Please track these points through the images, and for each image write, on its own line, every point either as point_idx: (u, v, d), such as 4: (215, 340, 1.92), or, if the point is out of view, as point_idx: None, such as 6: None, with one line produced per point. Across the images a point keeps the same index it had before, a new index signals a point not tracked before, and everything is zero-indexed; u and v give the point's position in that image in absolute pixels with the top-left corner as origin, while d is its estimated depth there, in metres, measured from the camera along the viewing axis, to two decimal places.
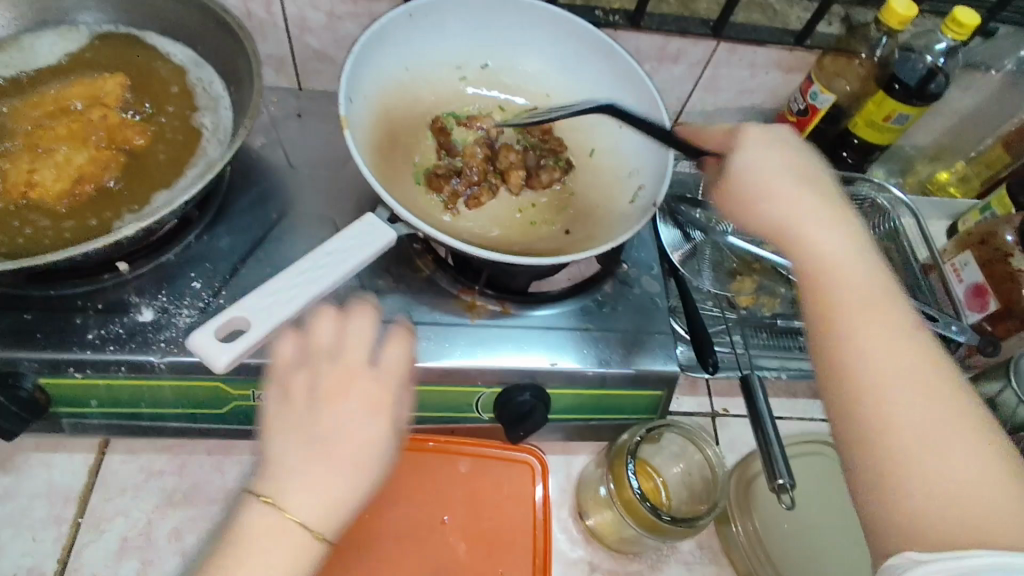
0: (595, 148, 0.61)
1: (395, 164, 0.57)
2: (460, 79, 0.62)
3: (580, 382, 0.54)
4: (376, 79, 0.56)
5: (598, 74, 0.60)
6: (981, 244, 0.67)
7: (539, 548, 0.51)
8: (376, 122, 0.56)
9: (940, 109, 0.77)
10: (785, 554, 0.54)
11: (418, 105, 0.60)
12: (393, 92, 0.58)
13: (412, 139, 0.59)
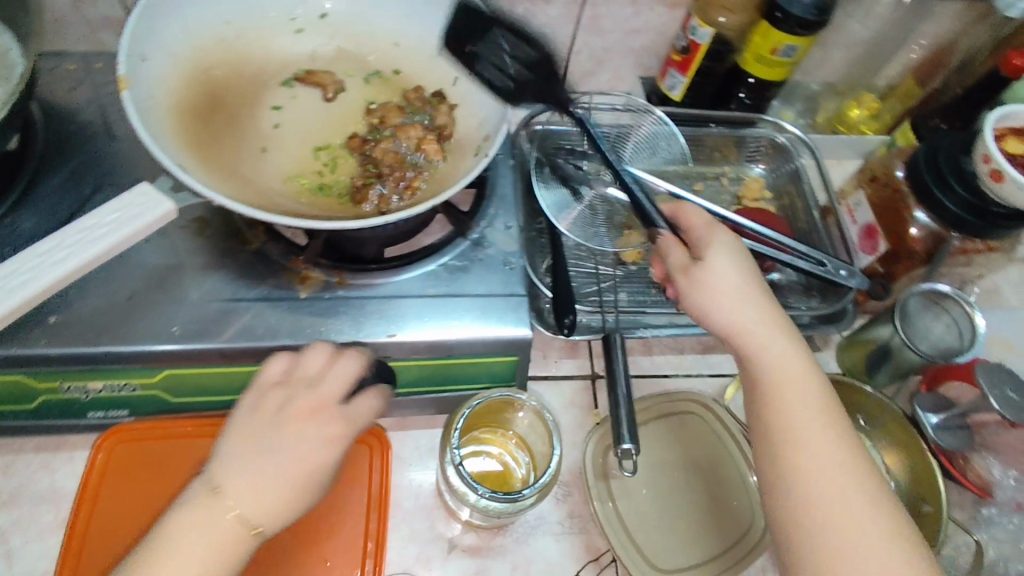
0: (457, 78, 0.57)
1: (218, 124, 0.52)
2: (297, 31, 0.59)
3: (422, 353, 0.50)
4: (188, 36, 0.53)
5: (441, 17, 0.57)
6: (872, 181, 0.64)
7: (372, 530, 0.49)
8: (194, 82, 0.52)
9: (842, 39, 0.72)
10: (646, 529, 0.49)
11: (248, 63, 0.57)
12: (212, 47, 0.55)
13: (241, 97, 0.55)
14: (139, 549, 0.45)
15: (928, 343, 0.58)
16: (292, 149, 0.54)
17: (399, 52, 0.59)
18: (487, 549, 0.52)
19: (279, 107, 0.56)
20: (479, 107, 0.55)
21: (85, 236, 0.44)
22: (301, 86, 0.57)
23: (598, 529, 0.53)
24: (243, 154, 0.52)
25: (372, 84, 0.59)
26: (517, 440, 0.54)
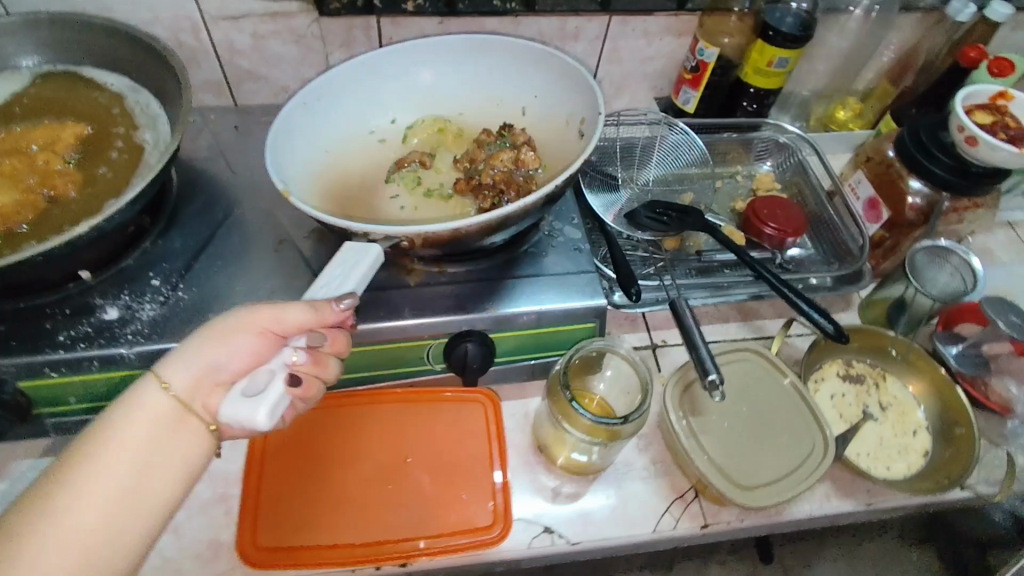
0: (524, 106, 0.69)
1: (362, 222, 0.61)
2: (376, 138, 0.70)
3: (517, 325, 0.58)
4: (309, 162, 0.62)
5: (486, 70, 0.70)
6: (868, 161, 0.75)
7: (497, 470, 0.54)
8: (323, 194, 0.61)
9: (822, 52, 0.85)
10: (727, 457, 0.56)
11: (355, 173, 0.66)
12: (331, 173, 0.64)
13: (365, 201, 0.64)
14: (301, 501, 0.51)
15: (935, 290, 0.68)
16: (426, 214, 0.63)
17: (463, 118, 0.71)
18: (587, 494, 0.59)
19: (398, 191, 0.66)
20: (555, 119, 0.67)
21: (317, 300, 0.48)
22: (405, 171, 0.67)
23: (679, 471, 0.61)
24: (399, 224, 0.61)
25: (457, 145, 0.70)
26: (600, 402, 0.63)
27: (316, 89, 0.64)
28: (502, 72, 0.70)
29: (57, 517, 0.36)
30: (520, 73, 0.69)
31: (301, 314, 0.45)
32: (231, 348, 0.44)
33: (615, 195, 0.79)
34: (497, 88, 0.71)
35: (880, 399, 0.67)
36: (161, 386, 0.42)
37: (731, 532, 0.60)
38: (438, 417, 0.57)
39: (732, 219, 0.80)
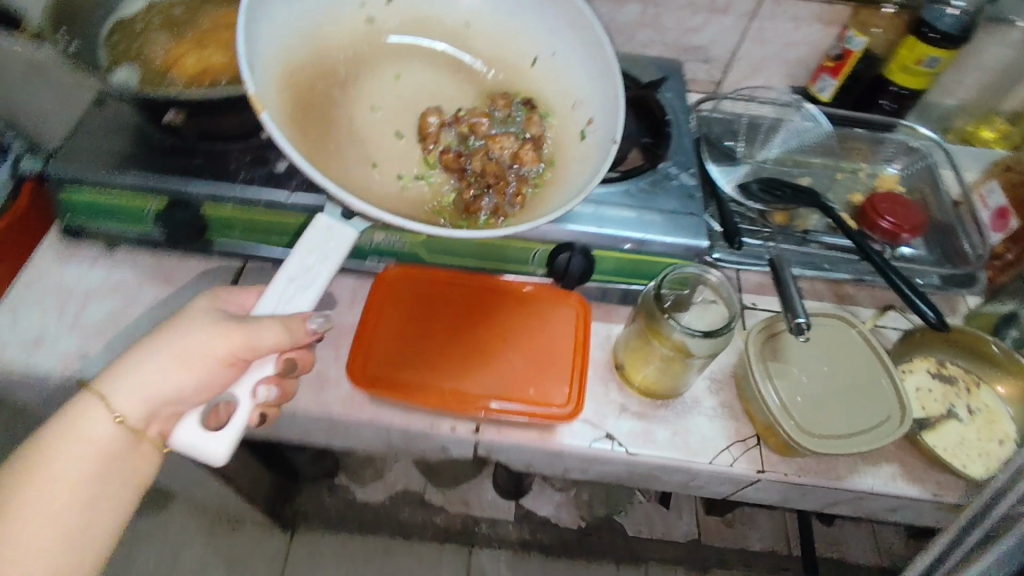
0: (536, 57, 0.68)
1: (320, 130, 0.59)
2: (365, 15, 0.67)
3: (619, 247, 0.63)
4: (282, 28, 0.59)
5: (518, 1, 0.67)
6: (1007, 172, 0.76)
7: (578, 366, 0.62)
8: (288, 79, 0.58)
9: (976, 64, 0.83)
10: (804, 413, 0.58)
11: (328, 53, 0.63)
12: (298, 42, 0.60)
13: (328, 103, 0.61)
14: (414, 354, 0.61)
15: None
16: (396, 160, 0.63)
17: (467, 31, 0.70)
18: (651, 416, 0.63)
19: (376, 105, 0.65)
20: (569, 89, 0.65)
21: (289, 283, 0.53)
22: (373, 81, 0.67)
23: (745, 418, 0.63)
24: (356, 165, 0.60)
25: (452, 76, 0.70)
26: None
27: None
28: (534, 13, 0.67)
29: (35, 483, 0.48)
30: (547, 22, 0.66)
31: (275, 337, 0.52)
32: (164, 363, 0.52)
33: (734, 166, 0.81)
34: (516, 24, 0.68)
35: (968, 402, 0.66)
36: (114, 415, 0.51)
37: (786, 487, 0.61)
38: (531, 309, 0.65)
39: (847, 210, 0.80)
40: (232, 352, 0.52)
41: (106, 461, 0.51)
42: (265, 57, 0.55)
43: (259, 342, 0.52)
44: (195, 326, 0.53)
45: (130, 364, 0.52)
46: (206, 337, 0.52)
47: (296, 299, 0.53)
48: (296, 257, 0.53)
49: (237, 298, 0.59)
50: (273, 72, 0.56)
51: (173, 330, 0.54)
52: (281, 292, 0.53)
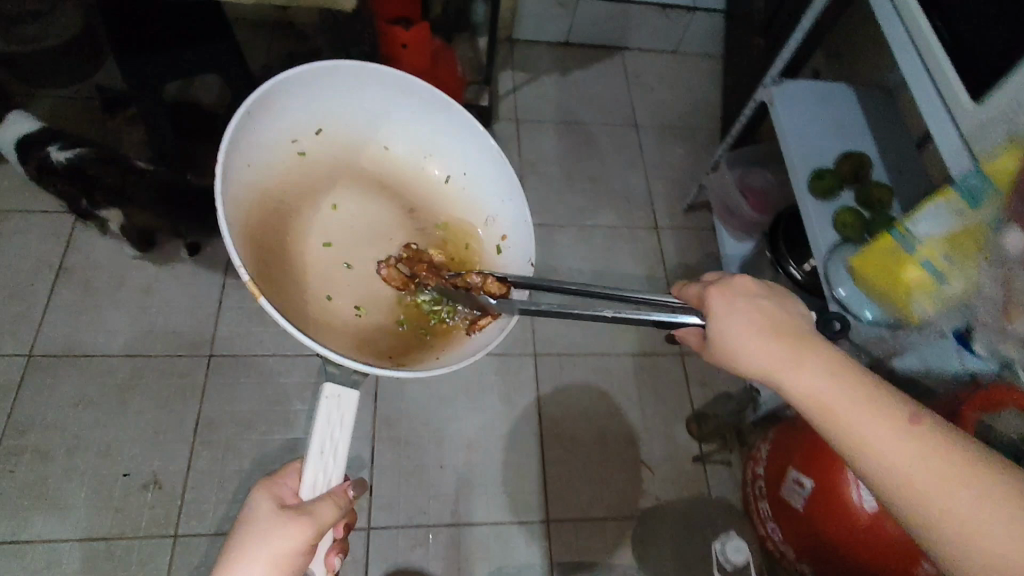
0: (448, 177, 1.02)
1: (282, 278, 0.85)
2: (297, 149, 0.92)
3: None
4: (241, 182, 0.82)
5: (406, 103, 0.96)
6: None
7: (865, 404, 0.62)
8: (248, 233, 0.81)
9: None
10: None
11: (273, 179, 0.89)
12: (254, 187, 0.85)
13: (285, 251, 0.88)
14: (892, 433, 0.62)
15: None
16: (351, 286, 0.94)
17: (387, 154, 1.02)
18: None
19: (328, 240, 0.96)
20: (415, 145, 1.01)
21: (324, 462, 0.92)
22: (319, 217, 0.96)
23: None
24: (320, 303, 0.89)
25: (373, 201, 1.01)
26: None
27: (255, 103, 0.82)
28: (413, 115, 0.98)
29: None
30: (429, 124, 0.98)
31: (298, 535, 0.87)
32: (261, 567, 0.86)
33: None
34: (416, 138, 1.01)
35: None
36: None
37: None
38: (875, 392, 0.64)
39: None
40: (307, 542, 0.88)
41: (267, 564, 0.86)
42: (238, 229, 0.79)
43: (322, 519, 0.89)
44: (273, 527, 0.88)
45: (239, 567, 0.87)
46: (285, 539, 0.87)
47: (330, 474, 0.93)
48: (325, 432, 0.92)
49: (282, 486, 0.96)
50: (238, 233, 0.78)
51: (259, 537, 0.87)
52: (319, 470, 0.92)
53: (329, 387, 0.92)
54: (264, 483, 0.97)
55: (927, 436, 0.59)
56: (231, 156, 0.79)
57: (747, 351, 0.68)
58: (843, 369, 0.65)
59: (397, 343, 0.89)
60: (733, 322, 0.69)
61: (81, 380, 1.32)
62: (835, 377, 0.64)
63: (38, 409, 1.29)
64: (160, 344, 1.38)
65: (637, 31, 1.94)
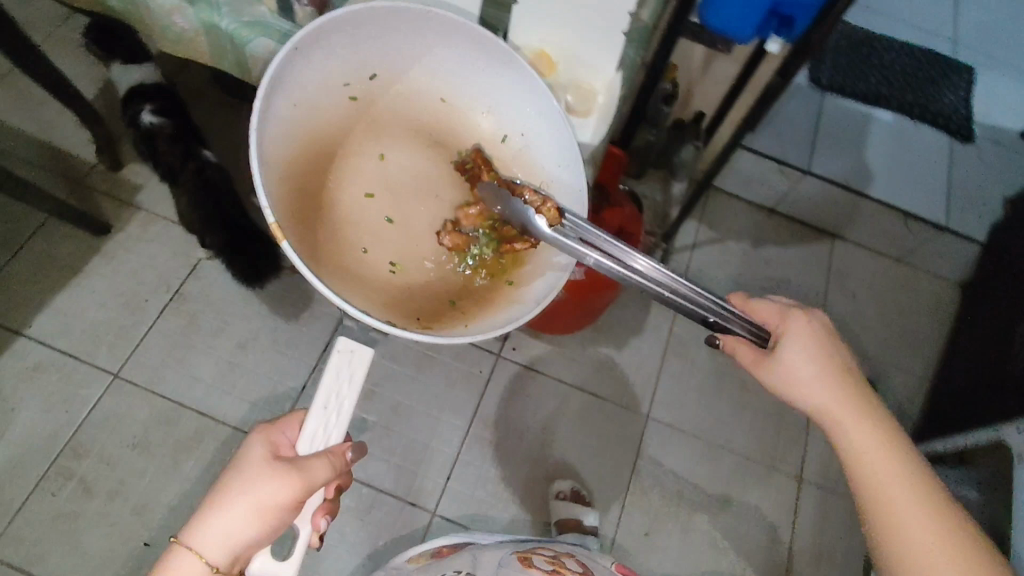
0: (508, 137, 0.76)
1: (313, 229, 0.68)
2: (346, 88, 0.71)
3: None
4: (276, 132, 0.65)
5: (484, 58, 0.71)
6: None
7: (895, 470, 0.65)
8: (287, 176, 0.67)
9: None
10: None
11: (316, 124, 0.70)
12: (291, 133, 0.67)
13: (316, 199, 0.70)
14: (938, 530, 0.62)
15: None
16: (390, 239, 0.72)
17: (444, 107, 0.76)
18: None
19: (370, 190, 0.72)
20: (484, 95, 0.75)
21: (327, 415, 0.80)
22: (362, 164, 0.73)
23: None
24: (351, 256, 0.70)
25: (423, 153, 0.75)
26: None
27: (298, 43, 0.63)
28: (484, 67, 0.72)
29: None
30: (512, 90, 0.74)
31: (279, 490, 0.71)
32: (242, 515, 0.70)
33: None
34: (480, 86, 0.75)
35: None
36: (205, 563, 0.68)
37: None
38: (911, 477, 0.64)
39: None
40: (297, 496, 0.72)
41: (255, 512, 0.70)
42: (270, 166, 0.64)
43: (314, 477, 0.74)
44: (258, 477, 0.72)
45: (215, 513, 0.70)
46: (272, 489, 0.71)
47: (331, 432, 0.80)
48: (332, 390, 0.81)
49: (279, 435, 0.80)
50: (273, 172, 0.65)
51: (243, 481, 0.72)
52: (316, 421, 0.79)
53: (342, 341, 0.82)
54: (261, 428, 0.81)
55: (953, 531, 0.61)
56: (268, 91, 0.63)
57: (806, 388, 0.70)
58: (897, 439, 0.67)
59: (433, 308, 0.71)
60: (803, 347, 0.71)
61: (149, 422, 1.27)
62: (885, 442, 0.66)
63: (99, 437, 1.25)
64: (233, 412, 1.31)
65: (860, 228, 1.62)
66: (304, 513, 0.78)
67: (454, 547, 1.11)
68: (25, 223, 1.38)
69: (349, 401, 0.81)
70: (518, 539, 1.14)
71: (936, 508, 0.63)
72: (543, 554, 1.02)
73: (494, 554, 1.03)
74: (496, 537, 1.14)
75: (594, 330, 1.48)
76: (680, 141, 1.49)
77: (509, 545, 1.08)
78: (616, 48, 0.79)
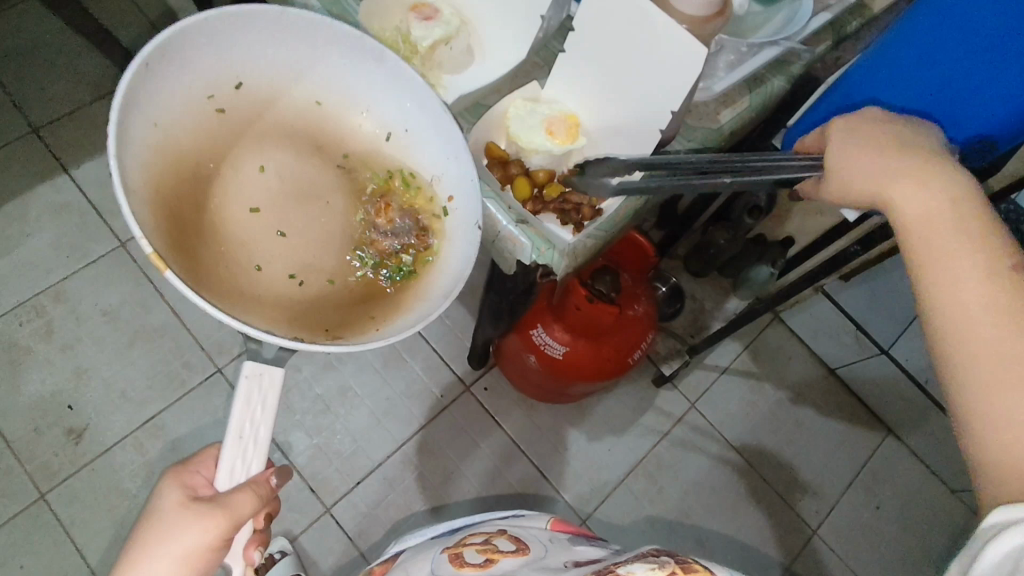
0: (391, 134, 0.68)
1: (196, 253, 0.58)
2: (210, 98, 0.62)
3: None
4: (141, 160, 0.56)
5: (348, 57, 0.64)
6: None
7: (952, 240, 0.51)
8: (158, 202, 0.57)
9: None
10: None
11: (183, 146, 0.61)
12: (160, 156, 0.58)
13: (199, 226, 0.60)
14: (986, 312, 0.48)
15: None
16: (285, 251, 0.63)
17: (319, 110, 0.68)
18: None
19: (254, 204, 0.64)
20: (361, 100, 0.67)
21: (243, 450, 0.57)
22: (240, 177, 0.64)
23: None
24: (241, 276, 0.60)
25: (303, 158, 0.67)
26: None
27: (147, 56, 0.55)
28: (349, 64, 0.65)
29: None
30: (387, 92, 0.66)
31: (196, 534, 0.56)
32: (165, 566, 0.56)
33: None
34: (356, 84, 0.67)
35: None
36: None
37: None
38: (973, 248, 0.50)
39: None
40: (224, 538, 0.57)
41: (185, 560, 0.56)
42: (140, 191, 0.55)
43: (240, 516, 0.56)
44: (177, 521, 0.57)
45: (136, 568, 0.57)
46: (191, 534, 0.56)
47: (250, 460, 0.58)
48: (242, 418, 0.56)
49: (194, 472, 0.62)
50: (144, 198, 0.55)
51: (163, 530, 0.57)
52: (230, 460, 0.57)
53: (248, 363, 0.56)
54: (174, 467, 0.63)
55: (1019, 330, 0.47)
56: (123, 109, 0.54)
57: (855, 181, 0.57)
58: (971, 202, 0.52)
59: (343, 320, 0.61)
60: (859, 143, 0.57)
61: (126, 298, 1.31)
62: (948, 205, 0.52)
63: (81, 291, 1.30)
64: (200, 324, 1.31)
65: None
66: (235, 547, 0.61)
67: (388, 563, 0.74)
68: (117, 76, 1.45)
69: (270, 424, 0.57)
70: (452, 526, 0.78)
71: (998, 283, 0.49)
72: (474, 543, 0.66)
73: (424, 560, 0.66)
74: (432, 531, 0.80)
75: (573, 408, 1.36)
76: (757, 257, 1.28)
77: (436, 542, 0.72)
78: (646, 148, 0.68)
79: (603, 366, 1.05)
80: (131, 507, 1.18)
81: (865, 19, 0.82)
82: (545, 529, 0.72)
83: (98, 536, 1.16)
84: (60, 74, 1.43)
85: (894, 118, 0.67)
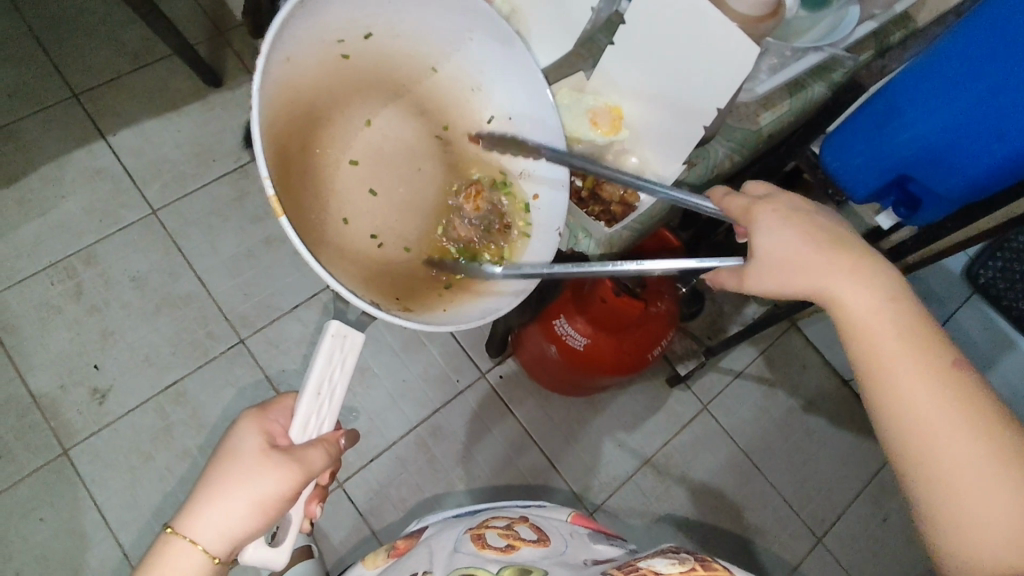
0: (495, 117, 0.69)
1: (297, 195, 0.59)
2: (340, 44, 0.62)
3: None
4: (268, 93, 0.56)
5: (482, 33, 0.64)
6: None
7: (901, 351, 0.51)
8: (273, 136, 0.57)
9: None
10: None
11: (303, 85, 0.61)
12: (283, 93, 0.58)
13: (302, 168, 0.61)
14: (949, 423, 0.49)
15: None
16: (374, 212, 0.64)
17: (434, 77, 0.68)
18: None
19: (354, 157, 0.65)
20: (473, 75, 0.68)
21: (319, 406, 0.62)
22: (347, 130, 0.65)
23: None
24: (332, 226, 0.61)
25: (408, 123, 0.68)
26: None
27: None
28: (479, 40, 0.65)
29: None
30: (506, 73, 0.67)
31: (277, 478, 0.58)
32: (241, 504, 0.57)
33: None
34: (476, 61, 0.67)
35: None
36: (195, 544, 0.56)
37: None
38: (919, 359, 0.51)
39: None
40: (297, 489, 0.59)
41: (259, 503, 0.57)
42: (263, 125, 0.55)
43: (314, 469, 0.60)
44: (259, 463, 0.58)
45: (210, 502, 0.57)
46: (271, 478, 0.57)
47: (324, 418, 0.63)
48: (322, 374, 0.60)
49: (272, 420, 0.63)
50: (264, 133, 0.56)
51: (242, 468, 0.58)
52: (304, 409, 0.61)
53: (333, 324, 0.60)
54: (252, 411, 0.64)
55: (985, 437, 0.48)
56: (269, 46, 0.54)
57: (777, 280, 0.55)
58: (908, 307, 0.53)
59: (418, 292, 0.64)
60: (779, 230, 0.55)
61: (155, 265, 1.33)
62: (891, 302, 0.52)
63: (112, 255, 1.32)
64: (226, 295, 1.34)
65: None
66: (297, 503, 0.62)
67: (411, 540, 0.75)
68: (157, 47, 1.47)
69: (344, 385, 0.62)
70: (470, 508, 0.80)
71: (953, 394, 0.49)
72: (497, 526, 0.68)
73: (448, 537, 0.68)
74: (451, 512, 0.81)
75: (587, 401, 1.37)
76: None
77: (459, 521, 0.73)
78: (690, 143, 0.69)
79: (624, 362, 1.06)
80: (151, 468, 1.21)
81: (907, 30, 0.83)
82: (566, 522, 0.74)
83: (118, 492, 1.19)
84: (102, 42, 1.45)
85: (941, 126, 0.66)
